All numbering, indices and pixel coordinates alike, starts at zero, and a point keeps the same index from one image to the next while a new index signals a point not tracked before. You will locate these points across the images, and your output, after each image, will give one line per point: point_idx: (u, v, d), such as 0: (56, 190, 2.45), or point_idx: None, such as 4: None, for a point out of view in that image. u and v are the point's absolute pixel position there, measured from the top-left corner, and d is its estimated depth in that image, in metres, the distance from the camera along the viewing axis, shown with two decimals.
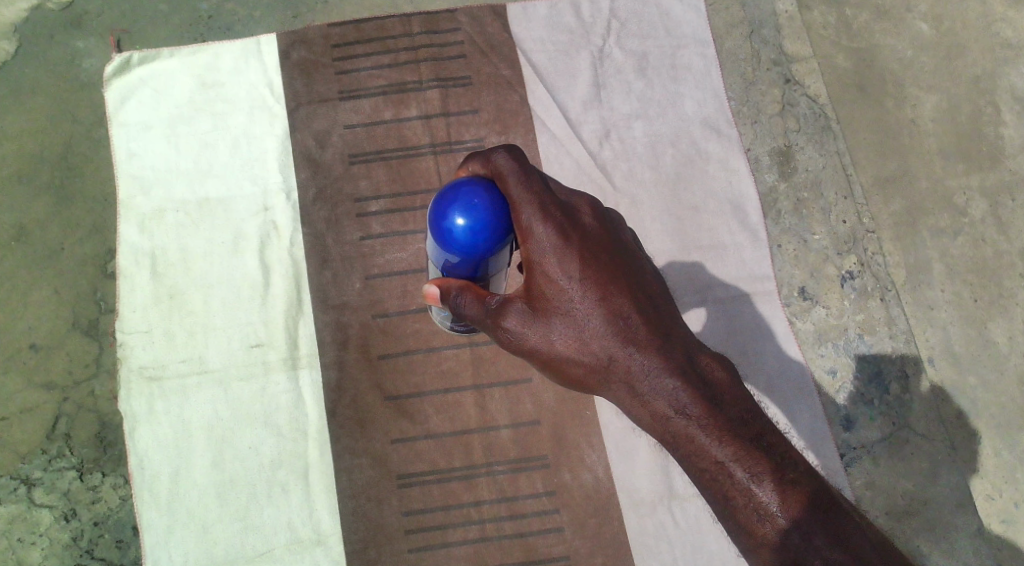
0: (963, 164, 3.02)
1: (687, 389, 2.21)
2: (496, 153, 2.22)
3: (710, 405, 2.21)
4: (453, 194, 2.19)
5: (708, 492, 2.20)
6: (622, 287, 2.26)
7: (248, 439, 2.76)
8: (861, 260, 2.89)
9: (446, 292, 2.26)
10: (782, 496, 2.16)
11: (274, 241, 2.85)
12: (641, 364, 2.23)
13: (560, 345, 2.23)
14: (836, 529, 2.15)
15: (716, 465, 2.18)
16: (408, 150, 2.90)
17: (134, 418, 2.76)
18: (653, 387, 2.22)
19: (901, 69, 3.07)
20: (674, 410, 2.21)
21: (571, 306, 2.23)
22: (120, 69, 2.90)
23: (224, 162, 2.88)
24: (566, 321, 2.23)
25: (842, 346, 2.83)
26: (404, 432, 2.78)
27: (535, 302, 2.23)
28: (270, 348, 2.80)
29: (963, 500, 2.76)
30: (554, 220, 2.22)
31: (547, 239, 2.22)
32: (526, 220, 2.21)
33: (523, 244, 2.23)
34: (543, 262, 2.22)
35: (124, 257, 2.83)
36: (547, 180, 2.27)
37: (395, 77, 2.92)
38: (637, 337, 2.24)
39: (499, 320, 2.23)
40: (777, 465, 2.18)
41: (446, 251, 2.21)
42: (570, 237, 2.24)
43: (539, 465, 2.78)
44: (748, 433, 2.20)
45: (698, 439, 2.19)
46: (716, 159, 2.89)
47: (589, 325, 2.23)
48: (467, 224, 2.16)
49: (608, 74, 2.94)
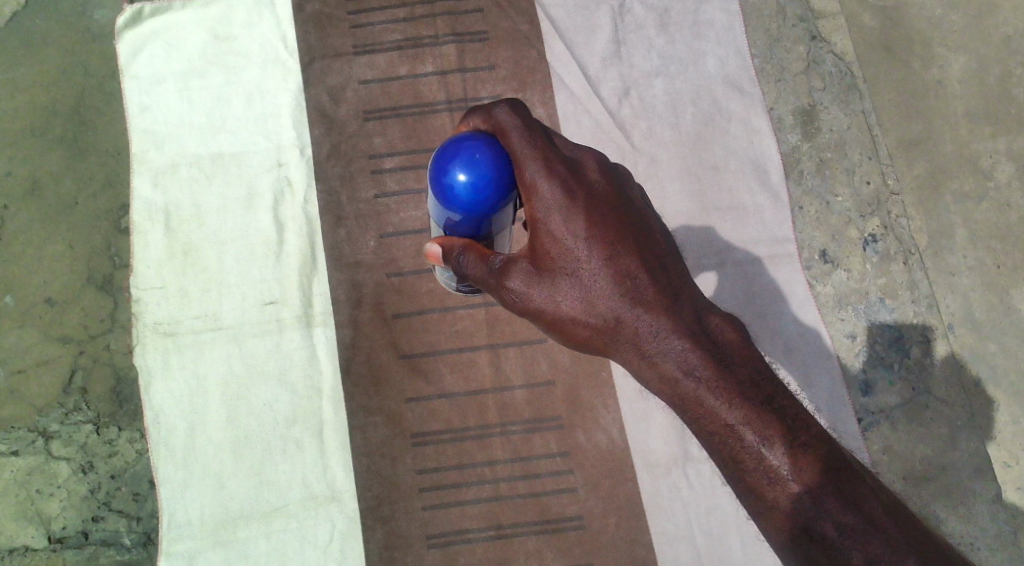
0: (991, 126, 2.96)
1: (696, 350, 2.17)
2: (498, 108, 2.19)
3: (721, 367, 2.17)
4: (454, 149, 2.15)
5: (717, 455, 2.18)
6: (628, 245, 2.20)
7: (262, 395, 2.77)
8: (885, 224, 2.82)
9: (448, 251, 2.22)
10: (793, 459, 2.13)
11: (288, 197, 2.82)
12: (649, 325, 2.18)
13: (566, 306, 2.19)
14: (848, 493, 2.12)
15: (726, 428, 2.15)
16: (424, 107, 2.83)
17: (149, 373, 2.76)
18: (661, 349, 2.18)
19: (928, 28, 2.99)
20: (683, 372, 2.17)
21: (577, 266, 2.18)
22: (132, 20, 2.85)
23: (237, 117, 2.84)
24: (571, 281, 2.18)
25: (862, 311, 2.78)
26: (419, 391, 2.78)
27: (540, 262, 2.19)
28: (284, 305, 2.79)
29: (980, 466, 2.74)
30: (559, 176, 2.18)
31: (551, 196, 2.17)
32: (529, 177, 2.17)
33: (528, 202, 2.18)
34: (548, 220, 2.18)
35: (138, 212, 2.81)
36: (552, 136, 2.22)
37: (410, 32, 2.85)
38: (645, 298, 2.19)
39: (503, 280, 2.18)
40: (788, 428, 2.14)
41: (448, 209, 2.18)
42: (576, 194, 2.19)
43: (553, 425, 2.77)
44: (759, 395, 2.15)
45: (707, 401, 2.15)
46: (738, 118, 2.81)
47: (596, 285, 2.18)
48: (469, 181, 2.13)
49: (628, 29, 2.84)
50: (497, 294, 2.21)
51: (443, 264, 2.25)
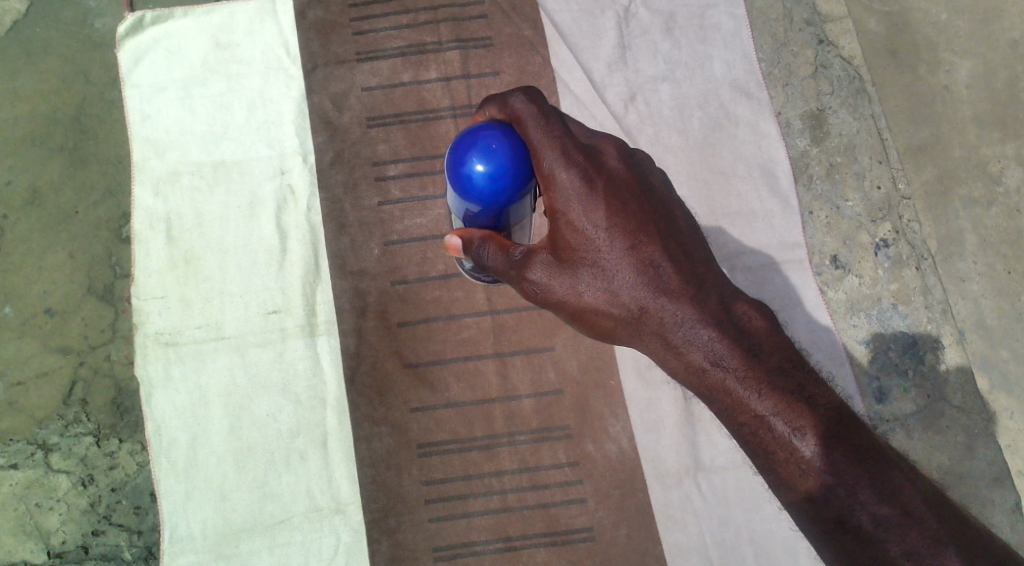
0: (999, 132, 2.92)
1: (723, 339, 2.23)
2: (514, 97, 2.21)
3: (747, 355, 2.22)
4: (471, 139, 2.13)
5: (747, 444, 2.23)
6: (651, 236, 2.25)
7: (265, 406, 2.73)
8: (896, 228, 2.78)
9: (468, 242, 2.25)
10: (825, 449, 2.16)
11: (290, 205, 2.79)
12: (675, 314, 2.24)
13: (589, 297, 2.24)
14: (883, 483, 2.14)
15: (755, 418, 2.20)
16: (428, 113, 2.80)
17: (151, 384, 2.73)
18: (687, 338, 2.23)
19: (934, 32, 2.95)
20: (709, 361, 2.23)
21: (600, 257, 2.23)
22: (133, 28, 2.82)
23: (239, 124, 2.81)
24: (595, 272, 2.23)
25: (875, 317, 2.74)
26: (424, 400, 2.73)
27: (562, 253, 2.23)
28: (287, 314, 2.76)
29: (998, 475, 2.70)
30: (578, 165, 2.21)
31: (571, 187, 2.20)
32: (548, 167, 2.19)
33: (547, 192, 2.21)
34: (568, 212, 2.21)
35: (139, 221, 2.78)
36: (568, 124, 2.25)
37: (413, 39, 2.82)
38: (670, 287, 2.24)
39: (524, 271, 2.23)
40: (819, 417, 2.18)
41: (466, 200, 2.16)
42: (595, 183, 2.22)
43: (561, 435, 2.73)
44: (788, 384, 2.21)
45: (735, 391, 2.21)
46: (745, 123, 2.78)
47: (620, 276, 2.23)
48: (486, 171, 2.11)
49: (633, 34, 2.82)
50: (519, 286, 2.26)
51: (463, 255, 2.28)
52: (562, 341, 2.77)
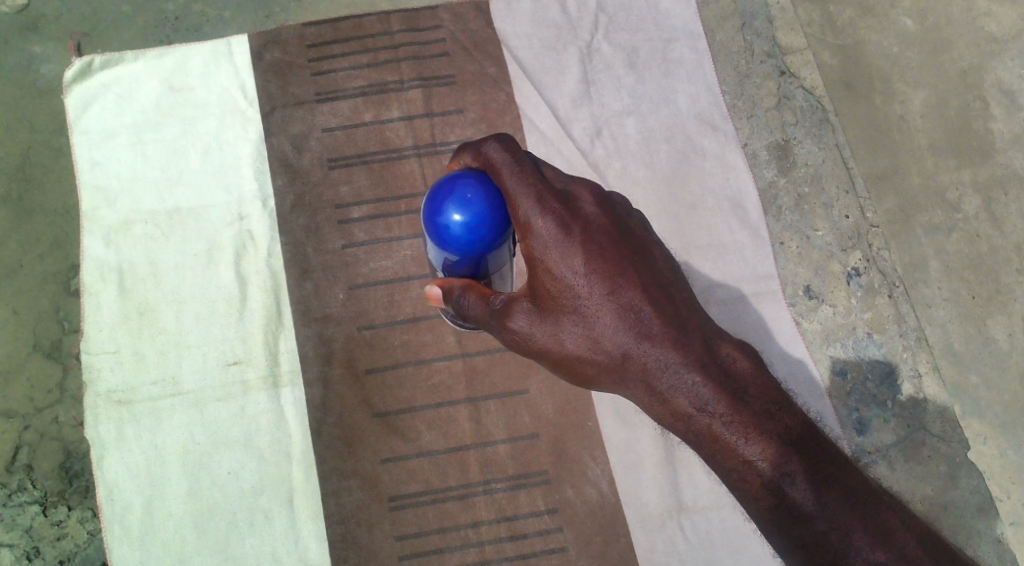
0: (955, 160, 2.92)
1: (709, 385, 2.17)
2: (486, 144, 2.11)
3: (734, 400, 2.17)
4: (446, 189, 2.06)
5: (738, 491, 2.18)
6: (631, 279, 2.17)
7: (226, 463, 2.59)
8: (866, 257, 2.78)
9: (447, 291, 2.19)
10: (817, 494, 2.12)
11: (250, 252, 2.68)
12: (659, 360, 2.17)
13: (570, 345, 2.17)
14: (876, 527, 2.11)
15: (745, 464, 2.15)
16: (391, 153, 2.73)
17: (102, 445, 2.58)
18: (673, 385, 2.16)
19: (887, 64, 2.97)
20: (696, 408, 2.17)
21: (579, 303, 2.15)
22: (82, 73, 2.73)
23: (195, 170, 2.71)
24: (575, 319, 2.16)
25: (850, 346, 2.71)
26: (395, 450, 2.62)
27: (542, 301, 2.16)
28: (248, 365, 2.63)
29: (984, 504, 2.67)
30: (553, 211, 2.12)
31: (547, 234, 2.12)
32: (524, 215, 2.11)
33: (523, 239, 2.13)
34: (545, 258, 2.13)
35: (89, 273, 2.65)
36: (542, 168, 2.16)
37: (374, 78, 2.76)
38: (652, 332, 2.17)
39: (505, 321, 2.17)
40: (810, 461, 2.14)
41: (444, 251, 2.08)
42: (572, 228, 2.14)
43: (539, 481, 2.62)
44: (776, 428, 2.16)
45: (722, 437, 2.16)
46: (713, 155, 2.76)
47: (600, 322, 2.16)
48: (464, 221, 2.04)
49: (597, 69, 2.80)
50: (499, 333, 2.19)
51: (444, 304, 2.22)
52: (537, 384, 2.67)
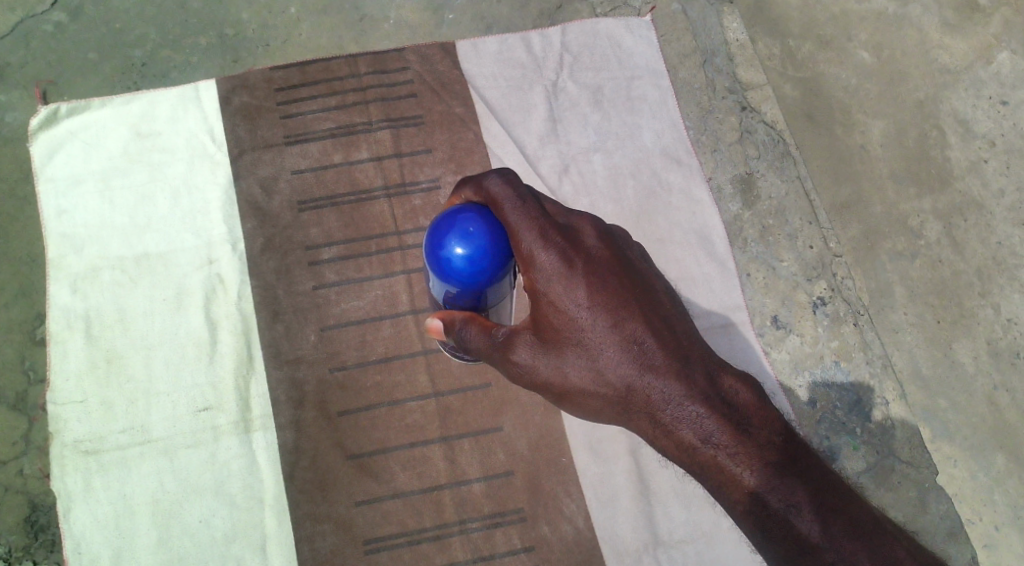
0: (915, 187, 3.05)
1: (712, 415, 2.24)
2: (489, 179, 2.20)
3: (737, 431, 2.24)
4: (448, 223, 2.13)
5: (743, 521, 2.24)
6: (633, 311, 2.26)
7: (197, 512, 2.56)
8: (831, 286, 2.81)
9: (450, 324, 2.25)
10: (823, 525, 2.19)
11: (219, 296, 2.66)
12: (662, 392, 2.25)
13: (574, 377, 2.25)
14: (880, 555, 2.17)
15: (749, 494, 2.22)
16: (360, 194, 2.74)
17: (69, 498, 2.54)
18: (677, 416, 2.24)
19: (847, 96, 3.10)
20: (700, 439, 2.24)
21: (584, 336, 2.23)
22: (46, 121, 2.71)
23: (163, 215, 2.69)
24: (578, 351, 2.24)
25: (818, 374, 2.75)
26: (370, 493, 2.59)
27: (546, 335, 2.24)
28: (219, 411, 2.61)
29: (954, 528, 2.70)
30: (556, 245, 2.21)
31: (551, 267, 2.20)
32: (527, 249, 2.19)
33: (527, 272, 2.21)
34: (549, 291, 2.21)
35: (55, 321, 2.62)
36: (545, 204, 2.25)
37: (342, 120, 2.77)
38: (654, 363, 2.25)
39: (508, 353, 2.25)
40: (813, 491, 2.21)
41: (445, 283, 2.15)
42: (574, 261, 2.22)
43: (515, 519, 2.61)
44: (779, 458, 2.23)
45: (727, 468, 2.23)
46: (679, 190, 2.80)
47: (603, 354, 2.24)
48: (466, 253, 2.11)
49: (563, 108, 2.83)
50: (502, 366, 2.27)
51: (444, 337, 2.28)
52: (511, 421, 2.67)
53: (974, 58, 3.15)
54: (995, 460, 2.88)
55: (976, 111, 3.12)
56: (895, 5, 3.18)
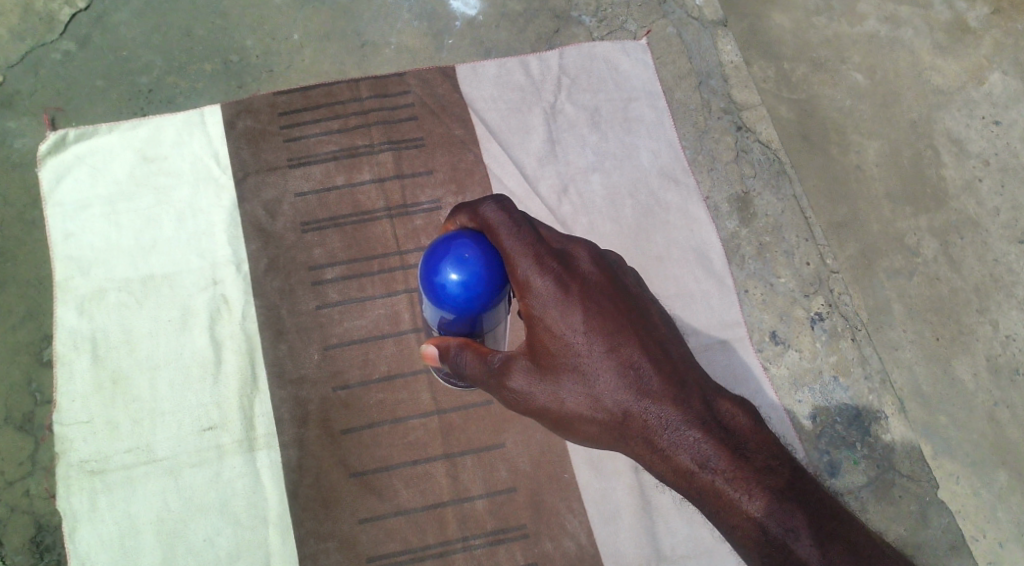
0: (910, 206, 3.09)
1: (709, 440, 2.27)
2: (484, 206, 2.22)
3: (734, 456, 2.27)
4: (444, 249, 2.16)
5: (742, 548, 2.26)
6: (629, 337, 2.29)
7: (201, 530, 2.57)
8: (828, 302, 2.84)
9: (445, 350, 2.27)
10: (823, 550, 2.20)
11: (224, 316, 2.70)
12: (659, 417, 2.28)
13: (570, 403, 2.26)
14: None
15: (748, 519, 2.24)
16: (362, 216, 2.78)
17: (75, 517, 2.56)
18: (674, 441, 2.27)
19: (841, 117, 3.15)
20: (698, 464, 2.27)
21: (580, 361, 2.26)
22: (55, 146, 2.76)
23: (168, 237, 2.73)
24: (574, 377, 2.26)
25: (818, 391, 2.77)
26: (373, 510, 2.61)
27: (542, 361, 2.26)
28: (223, 430, 2.63)
29: (956, 543, 2.72)
30: (552, 271, 2.24)
31: (547, 292, 2.23)
32: (523, 274, 2.22)
33: (523, 297, 2.24)
34: (545, 315, 2.24)
35: (62, 342, 2.66)
36: (540, 230, 2.27)
37: (345, 142, 2.82)
38: (651, 389, 2.28)
39: (504, 379, 2.26)
40: (812, 516, 2.23)
41: (440, 308, 2.18)
42: (570, 287, 2.25)
43: (518, 535, 2.63)
44: (777, 483, 2.25)
45: (725, 493, 2.25)
46: (676, 208, 2.84)
47: (600, 379, 2.26)
48: (460, 279, 2.14)
49: (562, 129, 2.88)
50: (498, 392, 2.28)
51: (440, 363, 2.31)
52: (513, 437, 2.69)
53: (966, 79, 3.21)
54: (997, 477, 2.89)
55: (970, 130, 3.16)
56: (887, 28, 3.24)
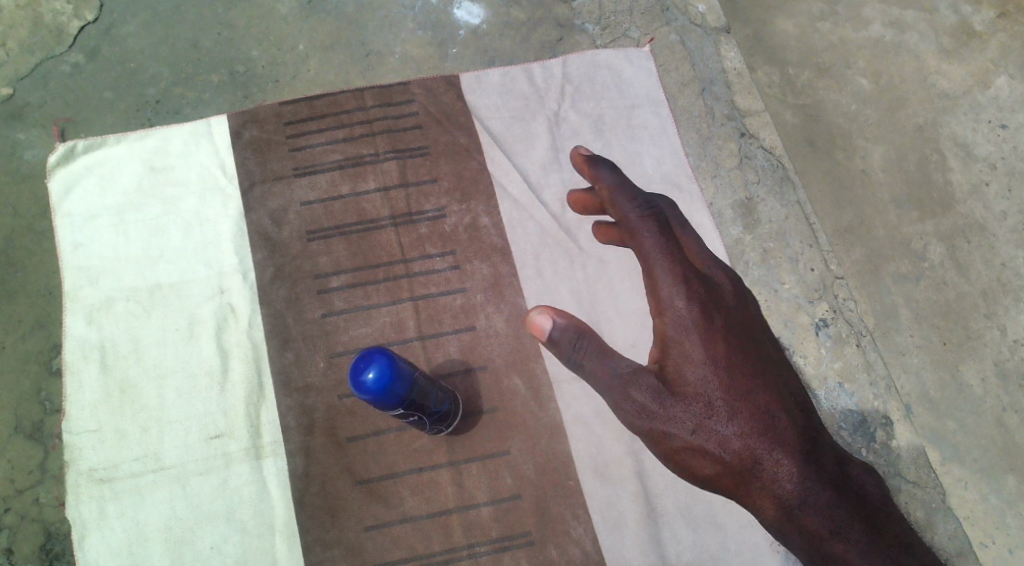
0: (917, 211, 3.08)
1: (812, 481, 2.42)
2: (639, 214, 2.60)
3: (833, 497, 2.43)
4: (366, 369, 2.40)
5: None
6: (752, 375, 2.47)
7: (209, 538, 2.60)
8: (833, 308, 2.85)
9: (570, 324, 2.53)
10: None
11: (230, 325, 2.72)
12: (772, 455, 2.42)
13: (688, 431, 2.44)
14: None
15: (831, 552, 2.41)
16: (367, 224, 2.80)
17: (84, 525, 2.59)
18: (778, 478, 2.41)
19: (847, 122, 3.15)
20: (797, 501, 2.42)
21: (704, 392, 2.44)
22: (64, 157, 2.79)
23: (176, 246, 2.76)
24: (696, 406, 2.44)
25: (823, 398, 2.77)
26: (378, 517, 2.62)
27: (667, 384, 2.46)
28: (230, 438, 2.65)
29: (961, 548, 2.73)
30: (691, 295, 2.49)
31: (683, 314, 2.48)
32: (665, 292, 2.50)
33: (661, 314, 2.50)
34: (679, 341, 2.47)
35: (71, 351, 2.69)
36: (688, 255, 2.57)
37: (350, 152, 2.84)
38: (766, 426, 2.44)
39: (629, 387, 2.47)
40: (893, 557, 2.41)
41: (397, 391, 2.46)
42: (706, 316, 2.48)
43: (522, 542, 2.64)
44: (864, 524, 2.43)
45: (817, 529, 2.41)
46: (680, 215, 2.85)
47: (720, 417, 2.43)
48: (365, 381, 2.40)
49: (565, 137, 2.90)
50: (619, 402, 2.49)
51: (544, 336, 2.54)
52: (518, 444, 2.69)
53: (972, 82, 3.19)
54: (1005, 482, 2.88)
55: (976, 134, 3.15)
56: (893, 32, 3.22)
